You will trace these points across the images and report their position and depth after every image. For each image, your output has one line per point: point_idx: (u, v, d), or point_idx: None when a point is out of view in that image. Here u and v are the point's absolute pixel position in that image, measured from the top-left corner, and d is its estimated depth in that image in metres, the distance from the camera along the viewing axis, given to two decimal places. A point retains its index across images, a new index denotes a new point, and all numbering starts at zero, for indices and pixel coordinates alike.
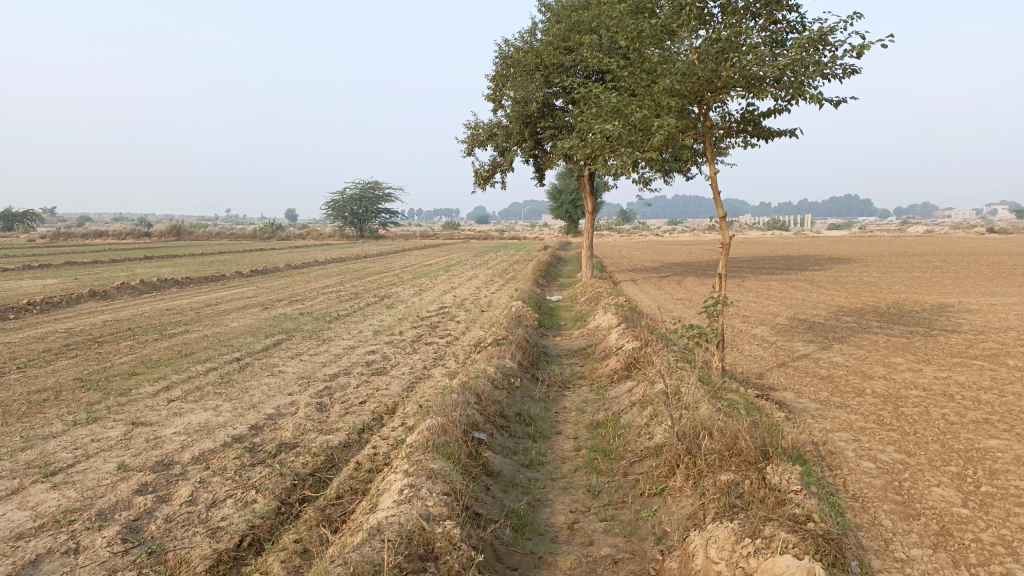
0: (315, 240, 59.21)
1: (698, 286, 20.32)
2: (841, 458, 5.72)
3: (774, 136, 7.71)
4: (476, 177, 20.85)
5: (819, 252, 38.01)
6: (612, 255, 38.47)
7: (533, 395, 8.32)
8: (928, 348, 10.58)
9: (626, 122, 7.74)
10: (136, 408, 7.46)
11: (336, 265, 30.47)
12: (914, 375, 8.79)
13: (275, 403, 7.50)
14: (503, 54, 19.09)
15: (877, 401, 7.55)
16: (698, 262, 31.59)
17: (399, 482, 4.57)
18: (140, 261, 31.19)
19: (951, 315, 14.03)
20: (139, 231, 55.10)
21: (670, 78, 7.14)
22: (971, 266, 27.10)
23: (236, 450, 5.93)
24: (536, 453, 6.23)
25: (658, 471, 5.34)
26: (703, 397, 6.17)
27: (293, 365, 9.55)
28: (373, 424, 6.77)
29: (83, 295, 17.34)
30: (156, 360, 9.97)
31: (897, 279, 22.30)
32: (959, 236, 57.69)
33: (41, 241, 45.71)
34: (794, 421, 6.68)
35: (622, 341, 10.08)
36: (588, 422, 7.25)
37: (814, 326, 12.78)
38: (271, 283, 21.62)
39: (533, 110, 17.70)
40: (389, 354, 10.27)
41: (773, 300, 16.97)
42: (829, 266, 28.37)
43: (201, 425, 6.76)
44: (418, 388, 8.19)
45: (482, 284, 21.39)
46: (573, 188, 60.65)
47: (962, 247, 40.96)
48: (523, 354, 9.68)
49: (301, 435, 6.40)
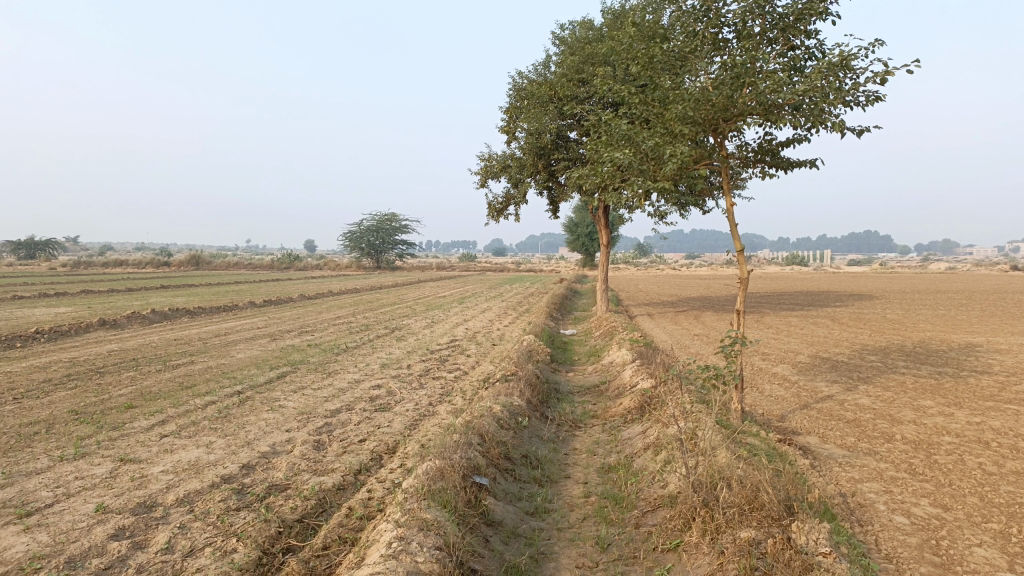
0: (331, 270, 59.34)
1: (715, 322, 19.85)
2: (871, 512, 5.29)
3: (794, 167, 7.37)
4: (490, 209, 20.66)
5: (839, 289, 37.39)
6: (628, 289, 38.04)
7: (542, 435, 7.93)
8: (959, 391, 10.07)
9: (637, 151, 7.46)
10: (127, 443, 7.15)
11: (349, 296, 30.27)
12: (946, 419, 8.31)
13: (271, 440, 7.17)
14: (517, 86, 19.01)
15: (908, 447, 7.08)
16: (716, 296, 31.12)
17: (388, 534, 4.21)
18: (154, 290, 31.23)
19: (979, 355, 13.49)
20: (158, 260, 55.46)
21: (682, 106, 6.86)
22: (997, 304, 26.41)
23: (223, 492, 5.58)
24: (542, 500, 5.84)
25: (672, 524, 4.93)
26: (720, 443, 5.77)
27: (294, 399, 9.23)
28: (371, 464, 6.42)
29: (91, 324, 17.17)
30: (155, 392, 9.67)
31: (921, 317, 21.70)
32: (981, 273, 56.82)
33: (61, 269, 46.17)
34: (819, 469, 6.25)
35: (636, 379, 9.69)
36: (599, 465, 6.85)
37: (837, 365, 12.31)
38: (282, 314, 21.43)
39: (546, 141, 17.52)
40: (394, 389, 9.93)
41: (793, 337, 16.49)
42: (850, 303, 27.74)
43: (190, 463, 6.44)
44: (421, 426, 7.83)
45: (495, 317, 21.06)
46: (590, 221, 60.46)
47: (986, 284, 40.28)
48: (532, 392, 9.31)
49: (294, 476, 6.06)
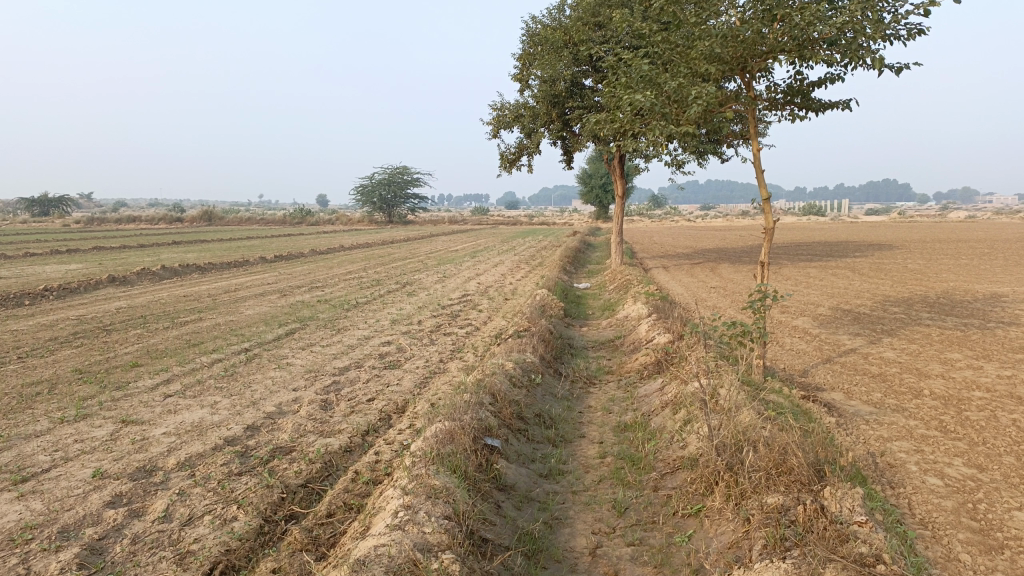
0: (343, 225, 59.04)
1: (732, 274, 19.48)
2: (903, 473, 5.01)
3: (826, 108, 6.94)
4: (502, 160, 20.19)
5: (857, 239, 36.67)
6: (643, 241, 37.53)
7: (556, 392, 7.69)
8: (987, 342, 9.72)
9: (659, 93, 7.05)
10: (130, 404, 6.97)
11: (361, 251, 30.02)
12: (975, 373, 7.98)
13: (277, 400, 6.96)
14: (530, 31, 18.37)
15: (937, 403, 6.78)
16: (732, 248, 30.62)
17: (395, 503, 3.99)
18: (166, 246, 31.12)
19: (1006, 306, 13.09)
20: (171, 216, 55.30)
21: (708, 43, 6.45)
22: (1020, 252, 25.79)
23: (226, 455, 5.39)
24: (556, 461, 5.61)
25: (692, 488, 4.68)
26: (744, 402, 5.49)
27: (302, 357, 9.03)
28: (379, 425, 6.20)
29: (101, 281, 17.03)
30: (161, 350, 9.49)
31: (944, 267, 21.17)
32: (1000, 222, 55.81)
33: (74, 226, 46.31)
34: (845, 427, 5.96)
35: (652, 335, 9.40)
36: (615, 424, 6.61)
37: (859, 317, 11.97)
38: (293, 270, 21.23)
39: (560, 89, 16.98)
40: (404, 345, 9.71)
41: (812, 288, 16.12)
42: (870, 252, 27.19)
43: (194, 424, 6.24)
44: (431, 384, 7.60)
45: (508, 271, 20.74)
46: (603, 172, 59.62)
47: (1007, 232, 39.59)
48: (546, 347, 9.06)
49: (299, 437, 5.86)
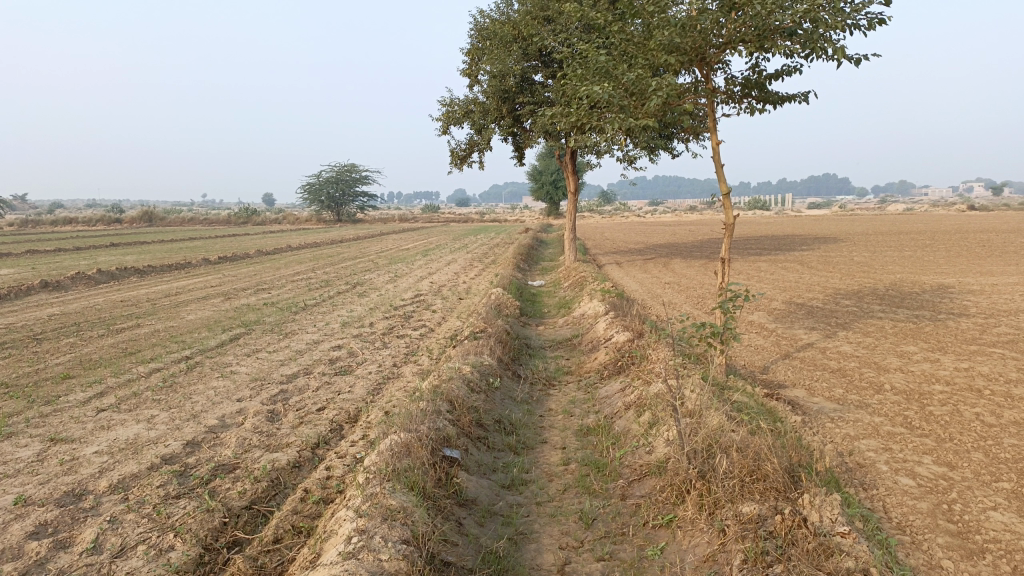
0: (290, 224, 57.87)
1: (685, 269, 19.53)
2: (873, 473, 4.89)
3: (785, 101, 6.82)
4: (453, 157, 19.84)
5: (803, 232, 37.27)
6: (595, 237, 37.53)
7: (515, 395, 7.44)
8: (940, 334, 9.80)
9: (616, 85, 6.84)
10: (59, 420, 6.48)
11: (309, 251, 29.32)
12: (933, 366, 7.98)
13: (220, 412, 6.56)
14: (478, 25, 18.07)
15: (900, 399, 6.73)
16: (683, 243, 30.83)
17: (348, 527, 3.69)
18: (104, 248, 29.96)
19: (953, 297, 13.32)
20: (110, 217, 53.44)
21: (666, 33, 6.26)
22: (959, 244, 26.45)
23: (163, 475, 4.99)
24: (519, 470, 5.35)
25: (663, 496, 4.47)
26: (711, 403, 5.31)
27: (248, 364, 8.60)
28: (330, 437, 5.86)
29: (32, 287, 16.15)
30: (95, 360, 8.94)
31: (889, 258, 21.59)
32: (935, 214, 57.59)
33: (7, 228, 44.38)
34: (811, 426, 5.84)
35: (611, 333, 9.22)
36: (577, 428, 6.38)
37: (814, 311, 12.00)
38: (238, 271, 20.54)
39: (510, 84, 16.73)
40: (356, 349, 9.34)
41: (764, 282, 16.20)
42: (817, 246, 27.69)
43: (129, 441, 5.81)
44: (385, 390, 7.27)
45: (461, 269, 20.46)
46: (554, 168, 59.65)
47: (943, 224, 40.74)
48: (503, 349, 8.80)
49: (244, 453, 5.48)
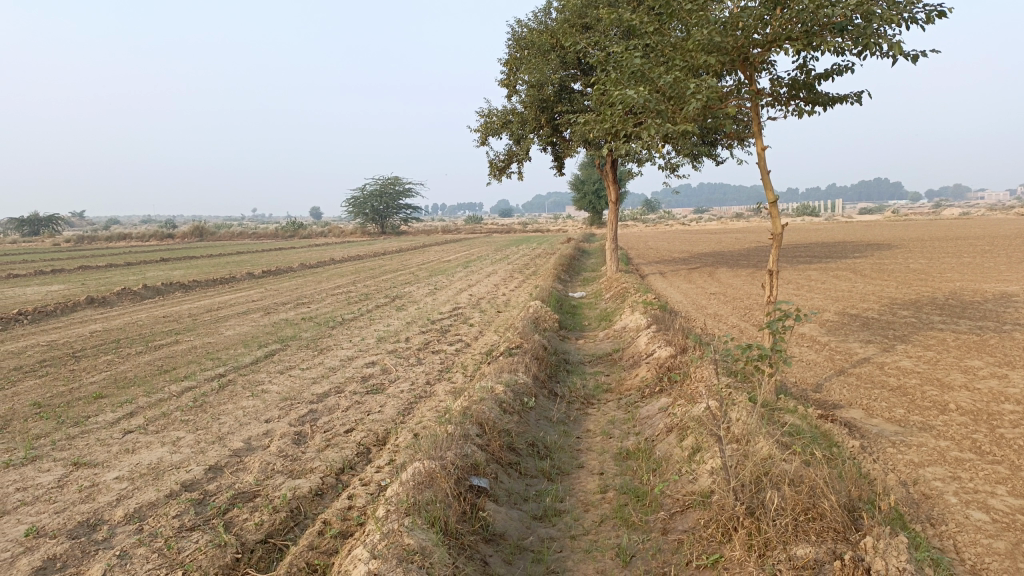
0: (335, 238, 58.48)
1: (731, 278, 19.00)
2: (941, 506, 4.44)
3: (836, 102, 6.39)
4: (492, 168, 19.63)
5: (854, 239, 36.12)
6: (639, 246, 37.02)
7: (551, 415, 7.12)
8: (1007, 347, 9.17)
9: (653, 89, 6.51)
10: (86, 443, 6.36)
11: (351, 264, 29.46)
12: (1001, 383, 7.40)
13: (246, 434, 6.36)
14: (516, 35, 17.86)
15: (966, 420, 6.21)
16: (729, 252, 30.18)
17: (360, 569, 3.42)
18: (153, 263, 30.45)
19: (1019, 306, 12.58)
20: (162, 233, 54.55)
21: (705, 32, 5.91)
22: (1021, 249, 25.31)
23: (180, 504, 4.80)
24: (551, 499, 5.03)
25: (707, 533, 4.10)
26: (760, 426, 4.91)
27: (280, 382, 8.43)
28: (356, 461, 5.61)
29: (79, 303, 16.37)
30: (129, 379, 8.88)
31: (946, 265, 20.67)
32: (993, 218, 55.67)
33: (64, 245, 45.60)
34: (870, 451, 5.40)
35: (653, 348, 8.84)
36: (616, 451, 6.03)
37: (869, 322, 11.42)
38: (280, 285, 20.63)
39: (549, 93, 16.48)
40: (390, 366, 9.13)
41: (815, 292, 15.59)
42: (869, 252, 26.83)
43: (151, 466, 5.65)
44: (416, 411, 7.01)
45: (501, 281, 20.19)
46: (596, 178, 59.20)
47: (1001, 228, 39.19)
48: (540, 366, 8.48)
49: (266, 479, 5.27)
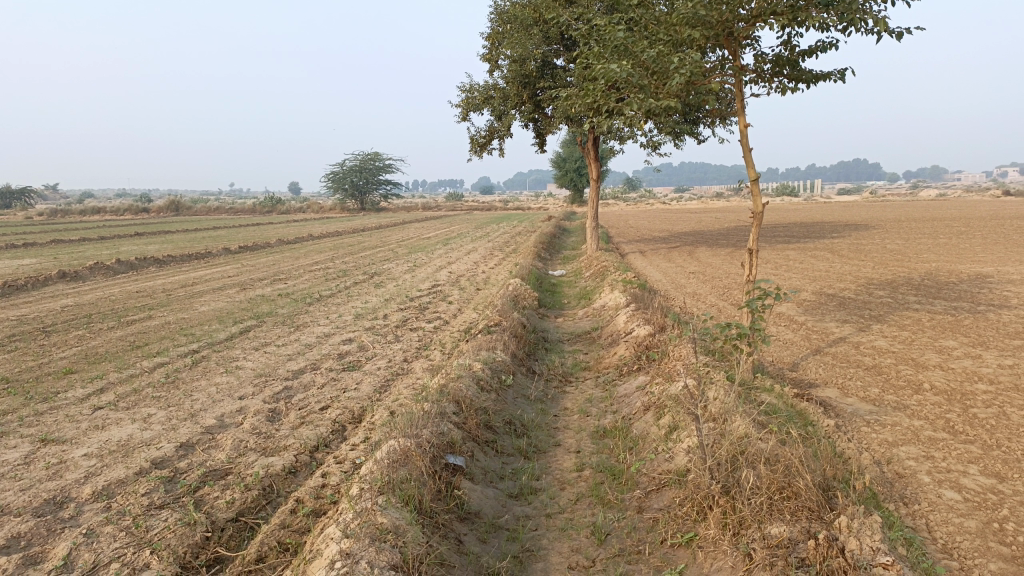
0: (314, 213, 57.95)
1: (710, 258, 19.06)
2: (915, 485, 4.47)
3: (820, 79, 6.34)
4: (473, 144, 19.45)
5: (832, 219, 36.40)
6: (619, 225, 37.03)
7: (528, 393, 7.09)
8: (981, 328, 9.26)
9: (637, 63, 6.42)
10: (54, 419, 6.24)
11: (330, 240, 29.19)
12: (975, 363, 7.48)
13: (219, 411, 6.27)
14: (498, 9, 17.64)
15: (940, 399, 6.26)
16: (709, 231, 30.26)
17: (331, 549, 3.37)
18: (128, 238, 29.99)
19: (993, 287, 12.72)
20: (138, 206, 53.72)
21: (690, 5, 5.83)
22: (995, 230, 25.65)
23: (150, 482, 4.71)
24: (528, 478, 5.00)
25: (681, 511, 4.08)
26: (737, 405, 4.90)
27: (255, 359, 8.31)
28: (331, 439, 5.54)
29: (51, 277, 16.07)
30: (100, 355, 8.72)
31: (922, 246, 20.87)
32: (969, 200, 56.27)
33: (37, 218, 44.84)
34: (845, 430, 5.42)
35: (632, 326, 8.82)
36: (593, 430, 6.01)
37: (846, 302, 11.49)
38: (257, 261, 20.39)
39: (531, 69, 16.31)
40: (367, 343, 9.05)
41: (793, 272, 15.67)
42: (847, 233, 27.02)
43: (121, 443, 5.55)
44: (393, 388, 6.95)
45: (481, 258, 20.10)
46: (578, 156, 59.02)
47: (977, 210, 39.69)
48: (518, 344, 8.44)
49: (238, 457, 5.19)
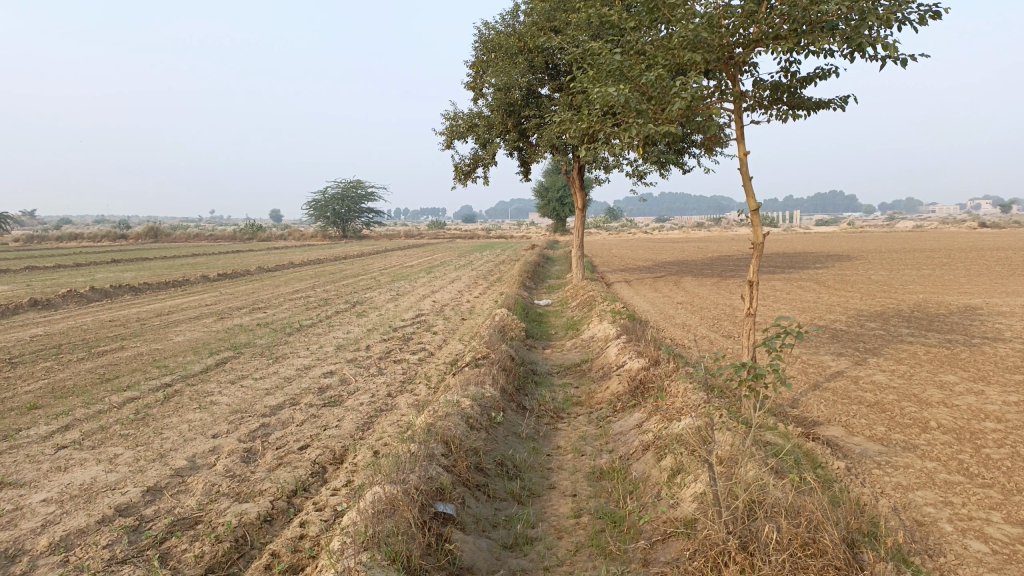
0: (295, 241, 57.39)
1: (697, 288, 18.86)
2: (938, 535, 4.18)
3: (821, 107, 6.16)
4: (457, 172, 19.24)
5: (815, 249, 36.49)
6: (603, 254, 36.91)
7: (519, 431, 6.75)
8: (980, 362, 9.05)
9: (634, 88, 6.21)
10: (13, 460, 5.82)
11: (311, 268, 28.74)
12: (979, 399, 7.24)
13: (191, 451, 5.87)
14: (483, 38, 17.57)
15: (950, 439, 6.00)
16: (693, 261, 30.12)
17: None
18: (104, 265, 29.36)
19: (985, 319, 12.57)
20: (117, 233, 52.93)
21: (692, 27, 5.66)
22: (977, 262, 25.73)
23: (112, 532, 4.32)
24: (522, 526, 4.66)
25: (692, 566, 3.74)
26: (745, 447, 4.60)
27: (231, 393, 7.91)
28: (311, 482, 5.18)
29: (21, 305, 15.52)
30: (67, 388, 8.27)
31: (907, 277, 20.85)
32: (946, 231, 56.93)
33: (12, 244, 44.01)
34: (856, 473, 5.13)
35: (624, 359, 8.53)
36: (589, 471, 5.68)
37: (838, 335, 11.27)
38: (236, 289, 19.93)
39: (516, 97, 16.19)
40: (348, 376, 8.67)
41: (782, 303, 15.48)
42: (831, 263, 27.02)
43: (85, 486, 5.15)
44: (376, 426, 6.59)
45: (465, 287, 19.77)
46: (561, 185, 59.11)
47: (956, 241, 39.92)
48: (507, 378, 8.10)
49: (210, 502, 4.81)
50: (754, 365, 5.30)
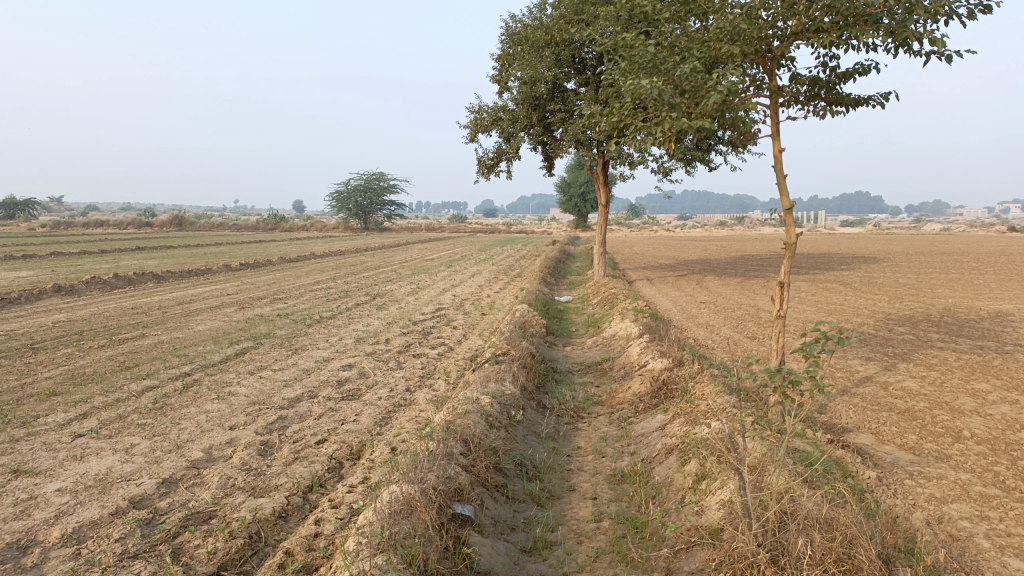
0: (318, 232, 57.62)
1: (720, 287, 18.62)
2: (975, 552, 4.01)
3: (860, 104, 5.97)
4: (480, 166, 19.12)
5: (840, 251, 35.98)
6: (625, 251, 36.63)
7: (539, 430, 6.64)
8: (1012, 370, 8.81)
9: (668, 81, 6.05)
10: (30, 447, 5.79)
11: (332, 259, 28.77)
12: (1014, 409, 7.01)
13: (207, 443, 5.82)
14: (508, 31, 17.43)
15: (984, 449, 5.81)
16: (716, 259, 29.76)
17: None
18: (128, 252, 29.56)
19: (1017, 326, 12.25)
20: (141, 221, 53.41)
21: (729, 19, 5.50)
22: (1008, 267, 25.21)
23: (126, 525, 4.26)
24: (542, 529, 4.55)
25: None
26: (774, 454, 4.45)
27: (249, 384, 7.86)
28: (327, 478, 5.10)
29: (45, 291, 15.62)
30: (87, 376, 8.27)
31: (935, 281, 20.45)
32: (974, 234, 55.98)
33: (38, 230, 44.52)
34: (887, 483, 4.96)
35: (647, 359, 8.37)
36: (611, 473, 5.55)
37: (866, 338, 11.03)
38: (258, 279, 19.96)
39: (541, 91, 16.04)
40: (367, 370, 8.60)
41: (807, 305, 15.22)
42: (856, 265, 26.61)
43: (100, 476, 5.11)
44: (394, 422, 6.49)
45: (485, 282, 19.68)
46: (583, 181, 58.83)
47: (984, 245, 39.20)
48: (528, 375, 7.99)
49: (226, 496, 4.74)
50: (790, 372, 5.18)
